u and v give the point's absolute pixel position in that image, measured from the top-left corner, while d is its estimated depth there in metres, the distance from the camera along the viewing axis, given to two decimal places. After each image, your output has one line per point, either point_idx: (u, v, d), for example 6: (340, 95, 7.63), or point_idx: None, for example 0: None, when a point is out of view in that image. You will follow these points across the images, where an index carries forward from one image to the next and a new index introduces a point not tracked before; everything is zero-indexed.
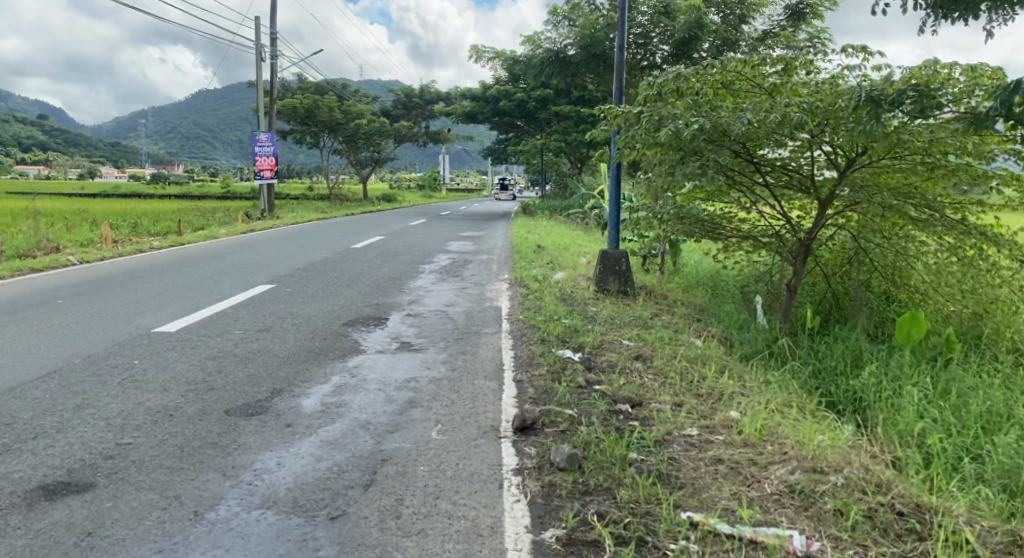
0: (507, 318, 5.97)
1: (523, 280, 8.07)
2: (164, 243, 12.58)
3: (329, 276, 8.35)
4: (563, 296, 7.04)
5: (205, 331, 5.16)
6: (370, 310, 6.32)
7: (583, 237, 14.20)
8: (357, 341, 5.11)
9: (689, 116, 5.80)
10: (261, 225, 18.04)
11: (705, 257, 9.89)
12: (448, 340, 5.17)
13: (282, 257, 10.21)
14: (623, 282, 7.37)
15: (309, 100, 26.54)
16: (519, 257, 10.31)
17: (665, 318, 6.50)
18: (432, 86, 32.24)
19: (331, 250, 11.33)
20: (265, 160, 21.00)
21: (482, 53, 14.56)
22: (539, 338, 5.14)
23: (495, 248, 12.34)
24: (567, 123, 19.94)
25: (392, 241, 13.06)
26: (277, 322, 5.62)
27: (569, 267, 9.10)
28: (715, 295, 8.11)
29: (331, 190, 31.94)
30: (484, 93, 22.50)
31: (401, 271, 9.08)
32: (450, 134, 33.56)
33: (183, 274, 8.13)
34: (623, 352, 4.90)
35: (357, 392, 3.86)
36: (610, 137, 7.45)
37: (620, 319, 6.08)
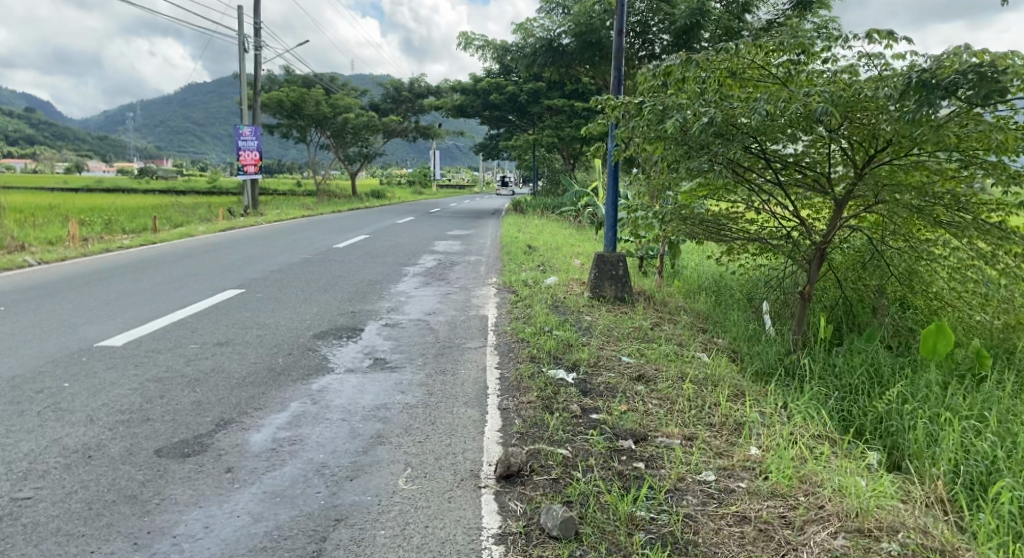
0: (493, 329, 5.46)
1: (512, 285, 7.55)
2: (136, 241, 11.95)
3: (306, 279, 7.82)
4: (555, 303, 6.53)
5: (155, 345, 4.59)
6: (345, 319, 5.79)
7: (575, 237, 13.69)
8: (325, 357, 4.57)
9: (697, 106, 5.34)
10: (243, 222, 17.40)
11: (704, 260, 9.43)
12: (427, 357, 4.65)
13: (258, 258, 9.64)
14: (620, 288, 6.87)
15: (296, 93, 25.86)
16: (508, 259, 9.78)
17: (668, 330, 6.04)
18: (422, 80, 31.65)
19: (312, 250, 10.77)
20: (250, 155, 20.31)
21: (472, 41, 14.03)
22: (529, 354, 4.64)
23: (484, 249, 11.85)
24: (560, 118, 19.42)
25: (376, 240, 12.55)
26: (240, 333, 5.07)
27: (561, 270, 8.60)
28: (717, 301, 7.66)
29: (319, 186, 31.27)
30: (475, 87, 21.95)
31: (383, 273, 8.55)
32: (440, 129, 32.96)
33: (148, 276, 7.54)
34: (621, 372, 4.42)
35: (317, 424, 3.33)
36: (607, 130, 6.97)
37: (617, 331, 5.60)
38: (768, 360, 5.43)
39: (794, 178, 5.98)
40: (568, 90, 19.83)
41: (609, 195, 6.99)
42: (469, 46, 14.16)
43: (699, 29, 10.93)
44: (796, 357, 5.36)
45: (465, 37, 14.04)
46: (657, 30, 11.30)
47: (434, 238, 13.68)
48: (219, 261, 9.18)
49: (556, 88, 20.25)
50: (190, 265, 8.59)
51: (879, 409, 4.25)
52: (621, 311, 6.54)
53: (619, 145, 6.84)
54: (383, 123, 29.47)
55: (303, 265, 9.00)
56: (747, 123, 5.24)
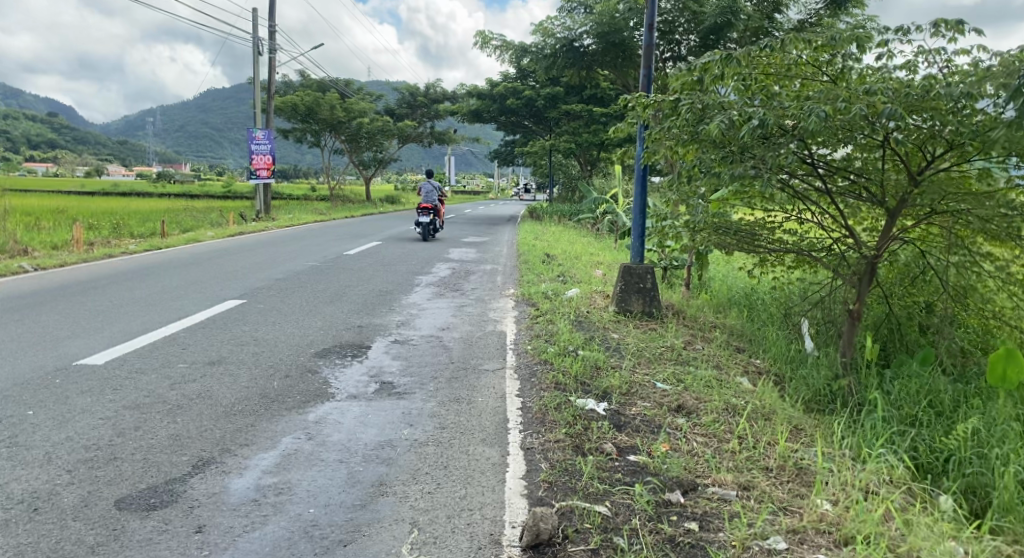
0: (512, 348, 4.98)
1: (532, 297, 7.06)
2: (141, 246, 11.58)
3: (312, 289, 7.37)
4: (578, 319, 6.03)
5: (139, 364, 4.15)
6: (350, 335, 5.33)
7: (595, 246, 13.17)
8: (327, 380, 4.11)
9: (743, 106, 4.81)
10: (254, 226, 17.05)
11: (732, 271, 8.90)
12: (439, 381, 4.17)
13: (265, 265, 9.22)
14: (648, 302, 6.36)
15: (310, 97, 25.58)
16: (526, 269, 9.29)
17: (703, 350, 5.51)
18: (438, 85, 31.31)
19: (321, 257, 10.36)
20: (262, 159, 20.02)
21: (488, 40, 13.58)
22: (552, 379, 4.15)
23: (499, 257, 11.39)
24: (578, 123, 18.96)
25: (388, 247, 12.13)
26: (235, 351, 4.62)
27: (582, 281, 8.10)
28: (749, 316, 7.14)
29: (333, 191, 30.99)
30: (491, 92, 21.51)
31: (395, 283, 8.10)
32: (455, 134, 32.61)
33: (147, 284, 7.13)
34: (658, 402, 3.93)
35: (311, 466, 2.86)
36: (635, 132, 6.47)
37: (648, 351, 5.10)
38: (815, 385, 4.90)
39: (842, 186, 5.45)
40: (587, 95, 19.35)
41: (637, 203, 6.49)
42: (486, 47, 13.72)
43: (728, 28, 10.46)
44: (848, 383, 4.83)
45: (482, 37, 13.60)
46: (682, 31, 10.85)
47: (448, 245, 13.23)
48: (224, 268, 8.79)
49: (574, 93, 19.83)
50: (193, 273, 8.18)
51: (954, 449, 3.72)
52: (650, 328, 6.04)
53: (648, 149, 6.36)
54: (398, 128, 29.10)
55: (312, 273, 8.56)
56: (797, 124, 4.73)
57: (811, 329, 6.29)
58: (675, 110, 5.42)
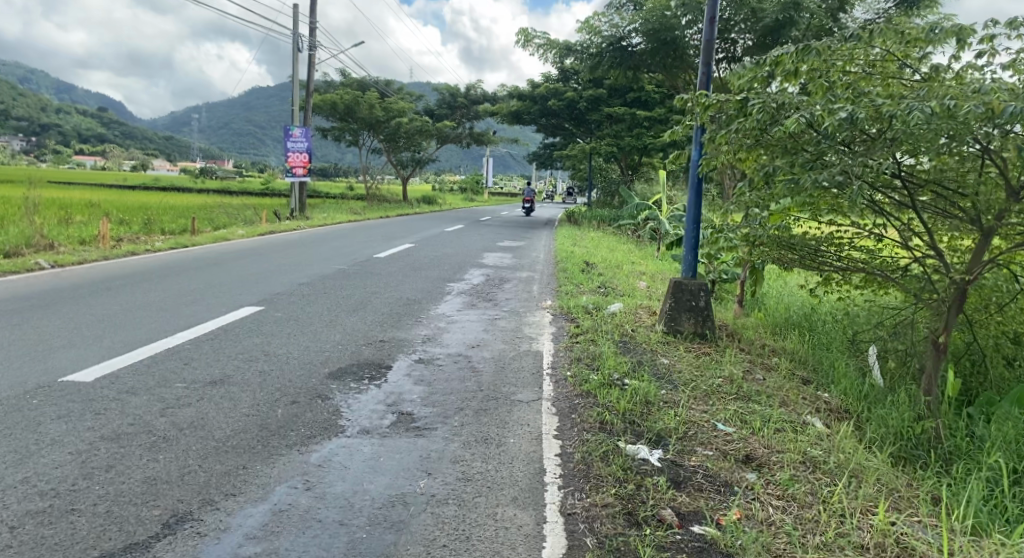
0: (550, 374, 4.42)
1: (570, 312, 6.49)
2: (169, 243, 11.32)
3: (336, 296, 6.92)
4: (622, 340, 5.45)
5: (132, 383, 3.72)
6: (371, 351, 4.84)
7: (636, 254, 12.55)
8: (339, 409, 3.62)
9: (826, 102, 4.14)
10: (287, 225, 16.80)
11: (787, 288, 8.20)
12: (466, 414, 3.64)
13: (290, 268, 8.82)
14: (700, 323, 5.75)
15: (350, 96, 25.38)
16: (564, 279, 8.72)
17: (765, 383, 4.87)
18: (478, 85, 30.90)
19: (350, 260, 9.94)
20: (299, 157, 19.75)
21: (531, 36, 13.01)
22: (597, 417, 3.58)
23: (536, 264, 10.83)
24: (620, 127, 18.31)
25: (420, 251, 11.69)
26: (241, 368, 4.17)
27: (625, 295, 7.50)
28: (809, 339, 6.45)
29: (369, 190, 30.79)
30: (532, 93, 20.98)
31: (424, 291, 7.60)
32: (493, 136, 32.17)
33: (162, 287, 6.76)
34: (720, 450, 3.34)
35: (305, 528, 2.37)
36: (691, 134, 5.85)
37: (703, 383, 4.49)
38: (894, 427, 4.22)
39: (930, 200, 4.74)
40: (630, 97, 18.71)
41: (691, 213, 5.87)
42: (528, 45, 13.18)
43: (789, 27, 9.79)
44: (938, 428, 4.14)
45: (524, 34, 13.05)
46: (739, 30, 10.22)
47: (483, 249, 12.73)
48: (248, 270, 8.43)
49: (616, 96, 19.22)
50: (214, 275, 7.80)
51: None
52: (703, 352, 5.42)
53: (705, 153, 5.75)
54: (436, 128, 28.77)
55: (337, 278, 8.11)
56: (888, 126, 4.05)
57: (881, 358, 5.59)
58: (741, 107, 4.79)
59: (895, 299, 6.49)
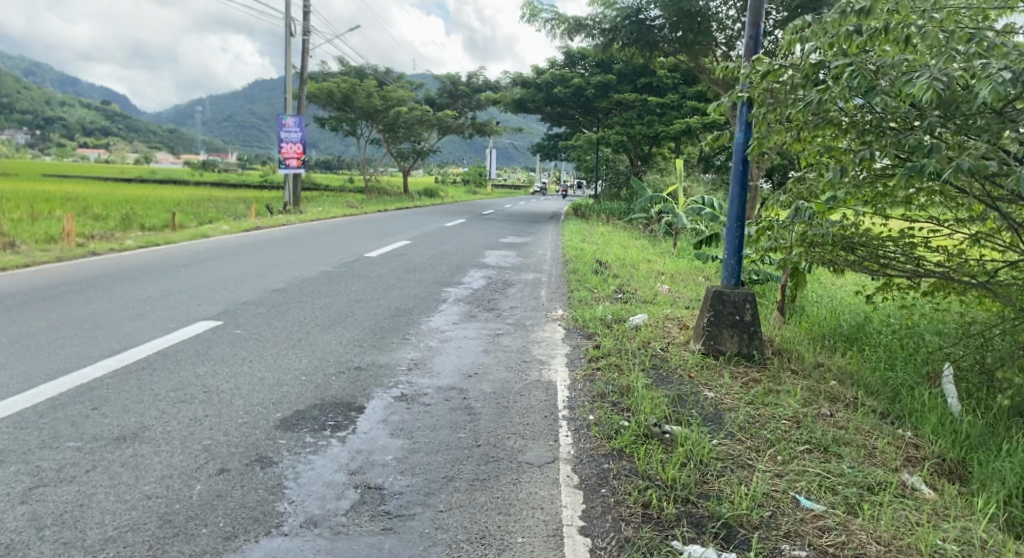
0: (566, 419, 3.42)
1: (586, 326, 5.48)
2: (140, 242, 10.33)
3: (310, 309, 5.92)
4: (652, 365, 4.43)
5: (3, 444, 2.76)
6: (341, 386, 3.86)
7: (651, 252, 11.50)
8: (282, 482, 2.65)
9: (949, 62, 3.10)
10: (277, 220, 15.83)
11: (829, 292, 7.18)
12: (456, 486, 2.67)
13: (265, 272, 7.81)
14: (745, 342, 4.72)
15: (347, 84, 24.32)
16: (575, 283, 7.70)
17: (834, 423, 3.85)
18: (481, 74, 29.76)
19: (337, 260, 8.95)
20: (293, 147, 18.72)
21: (537, 12, 11.96)
22: (639, 496, 2.61)
23: (543, 264, 9.79)
24: (630, 114, 17.23)
25: (416, 248, 10.67)
26: (163, 415, 3.21)
27: (647, 302, 6.49)
28: (865, 354, 5.44)
29: (368, 183, 29.75)
30: (536, 80, 19.87)
31: (416, 299, 6.59)
32: (496, 125, 31.01)
33: (107, 296, 5.79)
34: (817, 549, 2.36)
35: None
36: (736, 113, 4.76)
37: (766, 428, 3.48)
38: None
39: None
40: (641, 83, 17.65)
41: (734, 209, 4.84)
42: (534, 20, 12.13)
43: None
44: None
45: (530, 7, 11.98)
46: None
47: (484, 246, 11.70)
48: (218, 274, 7.46)
49: (627, 81, 18.14)
50: (172, 281, 6.81)
51: None
52: (751, 381, 4.37)
53: (752, 134, 4.70)
54: (436, 118, 27.65)
55: (315, 284, 7.13)
56: None
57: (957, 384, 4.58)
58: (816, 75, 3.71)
59: (973, 309, 5.46)
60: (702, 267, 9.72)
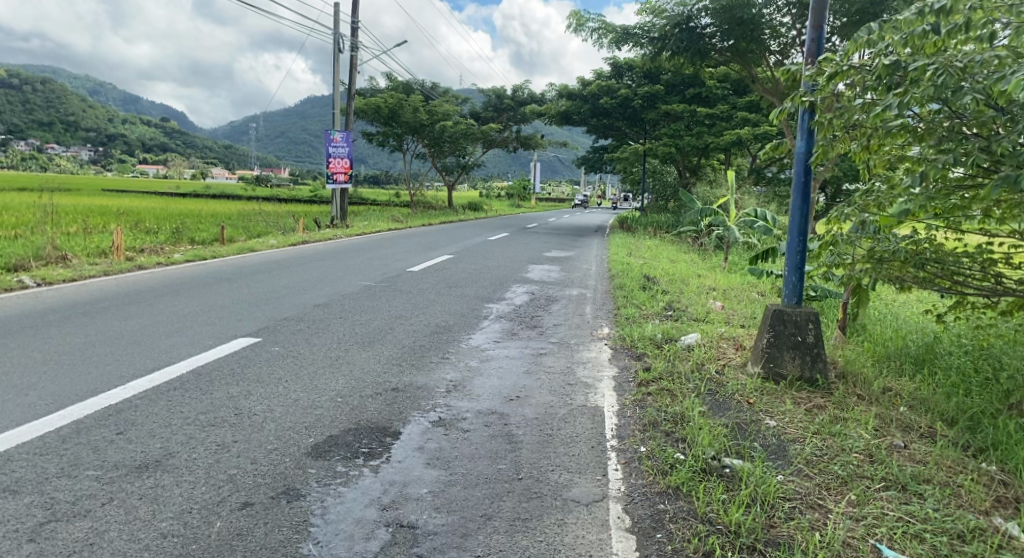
0: (615, 449, 3.16)
1: (635, 346, 5.21)
2: (190, 255, 10.49)
3: (350, 325, 5.81)
4: (708, 390, 4.14)
5: (23, 472, 2.77)
6: (376, 409, 3.69)
7: (701, 266, 11.11)
8: (309, 518, 2.49)
9: None
10: (324, 234, 15.98)
11: (896, 309, 6.72)
12: (497, 526, 2.45)
13: (307, 286, 7.77)
14: (808, 365, 4.37)
15: (394, 99, 24.55)
16: (622, 299, 7.41)
17: (912, 457, 3.36)
18: (526, 87, 29.69)
19: (379, 274, 8.87)
20: (341, 162, 18.80)
21: (584, 22, 11.75)
22: (698, 545, 2.35)
23: (588, 279, 9.51)
24: (678, 125, 16.85)
25: (458, 263, 10.53)
26: (189, 441, 3.19)
27: (698, 320, 6.18)
28: (939, 376, 4.99)
29: (414, 196, 29.96)
30: (582, 92, 19.65)
31: (457, 315, 6.41)
32: (542, 139, 30.85)
33: (149, 312, 5.84)
34: None
35: None
36: (798, 119, 4.40)
37: (836, 463, 3.10)
38: None
39: None
40: (690, 93, 17.25)
41: (795, 223, 4.50)
42: (580, 30, 11.92)
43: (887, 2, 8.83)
44: None
45: (576, 18, 11.80)
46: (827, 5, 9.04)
47: (527, 260, 11.47)
48: (260, 289, 7.47)
49: (675, 92, 17.77)
50: (214, 296, 6.82)
51: None
52: (816, 407, 4.01)
53: (814, 142, 4.38)
54: (482, 132, 27.70)
55: (356, 300, 7.04)
56: None
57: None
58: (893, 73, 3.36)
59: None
60: (756, 283, 9.32)
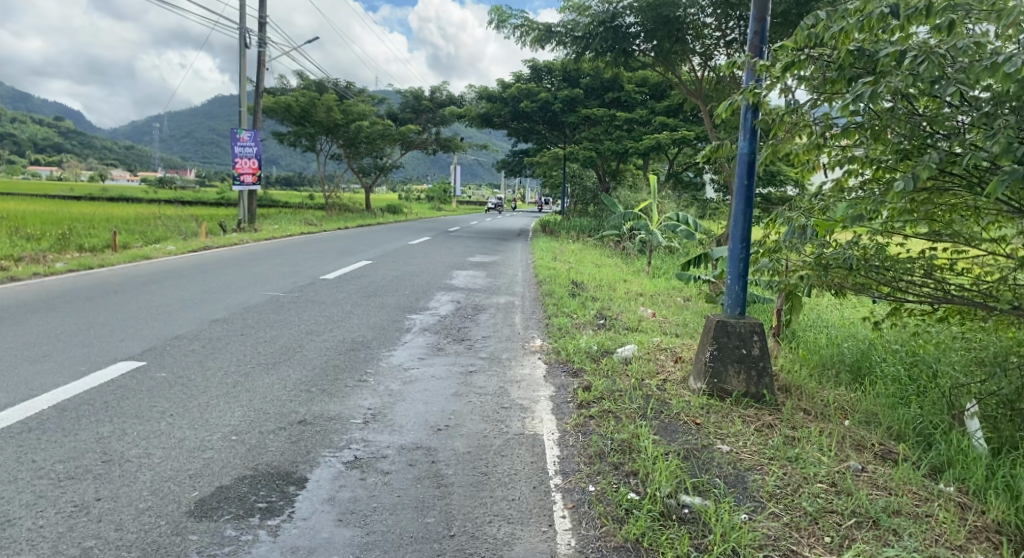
0: (560, 491, 2.76)
1: (570, 360, 4.85)
2: (72, 264, 9.40)
3: (253, 344, 5.18)
4: (655, 410, 3.81)
5: None
6: (281, 451, 3.15)
7: (626, 271, 10.95)
8: None
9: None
10: (231, 238, 14.93)
11: (825, 316, 6.70)
12: None
13: (206, 298, 7.01)
14: (753, 380, 4.11)
15: (307, 98, 23.48)
16: (552, 307, 7.05)
17: (871, 481, 3.13)
18: (445, 89, 29.13)
19: (290, 284, 8.19)
20: (248, 163, 17.78)
21: (506, 18, 11.41)
22: None
23: (515, 286, 9.13)
24: (598, 129, 16.80)
25: (377, 270, 9.93)
26: (37, 502, 2.55)
27: (632, 330, 5.90)
28: (876, 386, 4.88)
29: (329, 199, 28.83)
30: (502, 94, 19.30)
31: (376, 328, 5.87)
32: (461, 141, 30.37)
33: (11, 332, 5.01)
34: None
35: None
36: (743, 117, 4.13)
37: (803, 496, 2.79)
38: None
39: None
40: (609, 98, 17.23)
41: (739, 228, 4.23)
42: (502, 27, 11.56)
43: (806, 7, 8.92)
44: None
45: (498, 13, 11.44)
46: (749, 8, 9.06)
47: (450, 266, 10.98)
48: (151, 302, 6.66)
49: (594, 96, 17.72)
50: (95, 311, 6.01)
51: None
52: (765, 427, 3.75)
53: (757, 143, 4.17)
54: (400, 133, 26.94)
55: (263, 313, 6.37)
56: None
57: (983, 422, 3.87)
58: (852, 66, 3.09)
59: (1004, 338, 4.85)
60: (681, 288, 9.22)
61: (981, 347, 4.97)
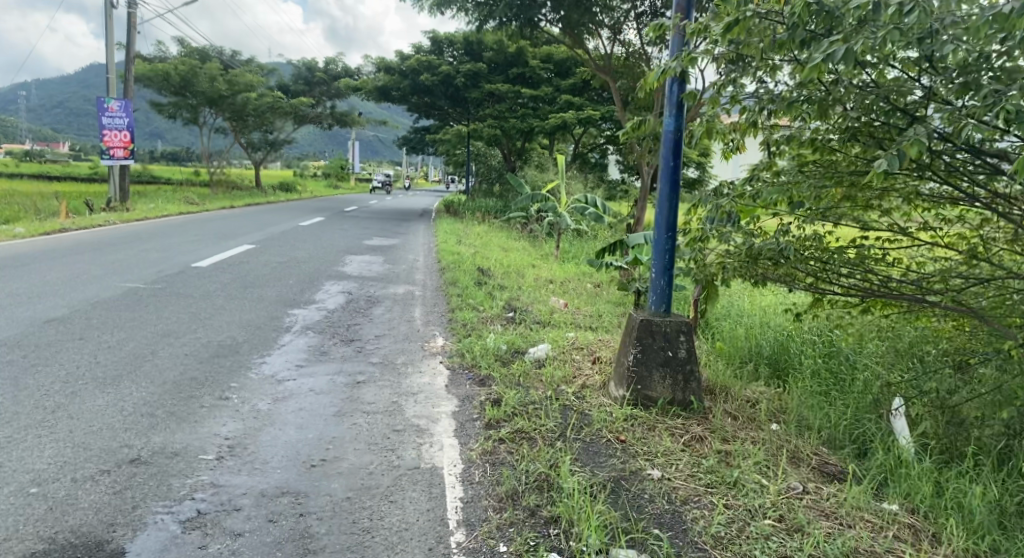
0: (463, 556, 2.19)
1: (476, 364, 4.26)
2: None
3: (92, 351, 4.27)
4: (574, 427, 3.29)
5: None
6: (94, 510, 2.39)
7: (533, 255, 10.48)
8: None
9: None
10: (95, 219, 13.31)
11: (740, 306, 6.44)
12: None
13: (44, 292, 5.90)
14: (679, 385, 3.68)
15: (187, 66, 21.49)
16: (455, 298, 6.42)
17: (818, 507, 2.73)
18: (340, 60, 27.57)
19: (154, 273, 7.13)
20: (119, 136, 15.94)
21: None
22: None
23: (415, 273, 8.42)
24: (502, 107, 16.21)
25: (262, 255, 8.93)
26: None
27: (544, 324, 5.39)
28: (799, 382, 4.59)
29: (216, 176, 26.80)
30: (401, 67, 18.30)
31: (249, 327, 5.05)
32: (359, 116, 28.94)
33: None
34: None
35: None
36: (670, 91, 3.64)
37: (751, 540, 2.36)
38: None
39: None
40: (512, 74, 16.65)
41: (664, 215, 3.75)
42: None
43: None
44: None
45: None
46: None
47: (344, 250, 10.10)
48: None
49: (498, 72, 17.08)
50: None
51: None
52: (696, 441, 3.31)
53: (684, 120, 3.70)
54: (292, 106, 25.25)
55: (111, 310, 5.39)
56: None
57: (912, 422, 3.61)
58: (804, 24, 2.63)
59: (918, 327, 4.66)
60: (589, 274, 8.84)
61: (895, 337, 4.77)
